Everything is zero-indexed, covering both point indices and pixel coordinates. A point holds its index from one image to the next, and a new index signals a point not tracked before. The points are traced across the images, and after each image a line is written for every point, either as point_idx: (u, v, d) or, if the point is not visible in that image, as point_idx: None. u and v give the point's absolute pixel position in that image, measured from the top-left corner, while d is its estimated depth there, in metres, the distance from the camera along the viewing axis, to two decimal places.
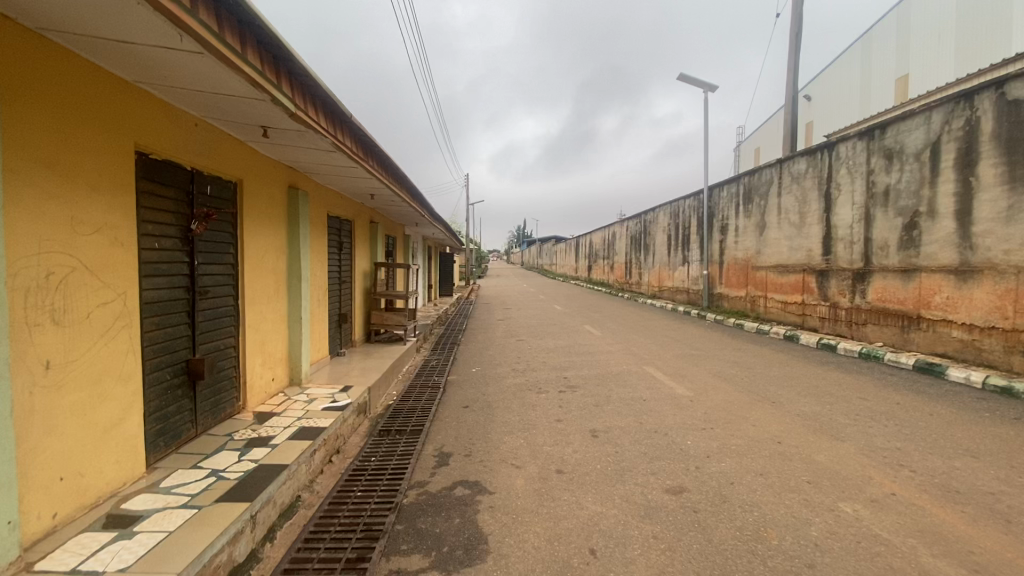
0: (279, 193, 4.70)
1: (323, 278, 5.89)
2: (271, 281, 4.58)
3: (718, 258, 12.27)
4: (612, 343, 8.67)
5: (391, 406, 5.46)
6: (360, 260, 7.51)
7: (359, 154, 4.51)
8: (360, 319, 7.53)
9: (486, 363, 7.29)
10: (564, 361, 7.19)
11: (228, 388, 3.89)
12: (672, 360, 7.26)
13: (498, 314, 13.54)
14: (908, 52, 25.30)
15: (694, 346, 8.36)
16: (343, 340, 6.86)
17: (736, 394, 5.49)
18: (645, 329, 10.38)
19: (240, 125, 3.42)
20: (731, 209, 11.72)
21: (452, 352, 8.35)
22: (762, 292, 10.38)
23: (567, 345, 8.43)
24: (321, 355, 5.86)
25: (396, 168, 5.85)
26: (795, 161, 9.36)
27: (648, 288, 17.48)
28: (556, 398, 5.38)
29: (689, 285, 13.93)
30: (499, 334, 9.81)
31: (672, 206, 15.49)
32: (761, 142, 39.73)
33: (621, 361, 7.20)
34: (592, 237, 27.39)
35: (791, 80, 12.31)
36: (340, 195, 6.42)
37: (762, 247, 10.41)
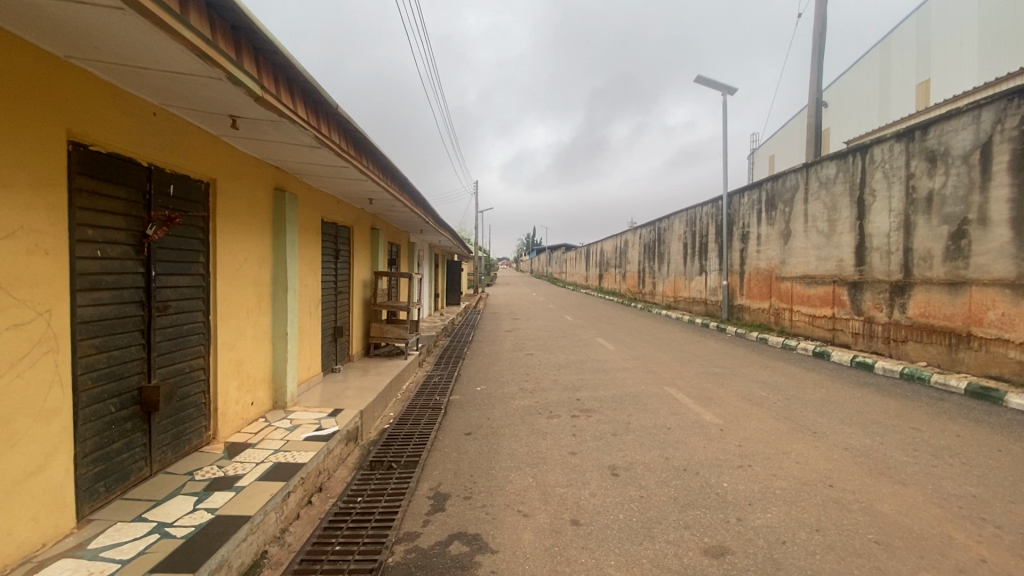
0: (264, 195, 4.25)
1: (316, 288, 5.42)
2: (252, 293, 4.10)
3: (739, 268, 11.67)
4: (627, 359, 8.11)
5: (387, 431, 4.93)
6: (360, 269, 7.04)
7: (350, 152, 4.02)
8: (359, 332, 7.05)
9: (493, 381, 6.76)
10: (577, 379, 6.63)
11: (195, 417, 3.41)
12: (695, 379, 6.69)
13: (508, 325, 13.02)
14: (929, 57, 24.55)
15: (716, 363, 7.77)
16: (341, 355, 6.38)
17: (771, 422, 4.90)
18: (662, 343, 9.80)
19: (206, 115, 2.96)
20: (753, 217, 11.13)
21: (456, 368, 7.82)
22: (787, 305, 9.76)
23: (580, 361, 7.87)
24: (312, 373, 5.38)
25: (394, 169, 5.36)
26: (823, 166, 8.77)
27: (662, 298, 16.87)
28: (569, 424, 4.83)
29: (706, 296, 13.32)
30: (507, 348, 9.28)
31: (689, 213, 14.91)
32: (777, 149, 38.97)
33: (639, 380, 6.64)
34: (604, 246, 26.79)
35: (815, 81, 11.71)
36: (336, 199, 5.97)
37: (788, 257, 9.80)
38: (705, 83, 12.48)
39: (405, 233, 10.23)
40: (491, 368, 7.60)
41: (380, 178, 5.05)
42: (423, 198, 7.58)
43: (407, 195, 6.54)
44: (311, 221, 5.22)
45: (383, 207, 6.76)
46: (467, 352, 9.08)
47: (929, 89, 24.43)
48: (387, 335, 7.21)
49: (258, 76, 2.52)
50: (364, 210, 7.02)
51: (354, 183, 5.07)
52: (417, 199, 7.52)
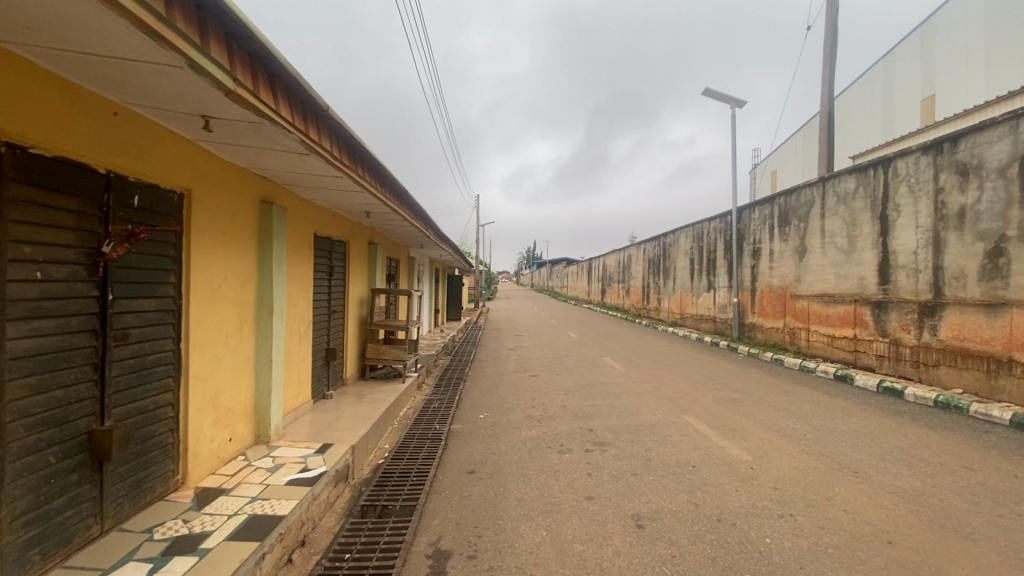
0: (249, 207, 3.85)
1: (307, 308, 5.01)
2: (234, 316, 3.69)
3: (750, 285, 11.27)
4: (638, 382, 7.66)
5: (382, 467, 4.48)
6: (356, 286, 6.63)
7: (344, 160, 3.64)
8: (354, 354, 6.62)
9: (497, 406, 6.31)
10: (587, 406, 6.19)
11: (160, 460, 2.98)
12: (713, 406, 6.23)
13: (510, 342, 12.58)
14: (933, 72, 24.42)
15: (733, 387, 7.32)
16: (333, 379, 5.94)
17: (804, 458, 4.45)
18: (672, 364, 9.37)
19: (176, 116, 2.57)
20: (764, 232, 10.76)
21: (457, 390, 7.38)
22: (804, 324, 9.33)
23: (589, 385, 7.42)
24: (301, 401, 4.94)
25: (393, 180, 4.97)
26: (841, 179, 8.39)
27: (668, 315, 16.44)
28: (583, 460, 4.38)
29: (715, 313, 12.91)
30: (510, 368, 8.83)
31: (695, 228, 14.54)
32: (779, 164, 38.83)
33: (653, 407, 6.18)
34: (606, 260, 26.41)
35: (827, 93, 11.39)
36: (331, 212, 5.58)
37: (803, 274, 9.39)
38: (713, 95, 12.17)
39: (404, 248, 9.83)
40: (494, 391, 7.15)
41: (377, 190, 4.66)
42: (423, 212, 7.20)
43: (406, 208, 6.15)
44: (302, 236, 4.82)
45: (382, 220, 6.37)
46: (468, 373, 8.63)
47: (933, 104, 24.27)
48: (384, 357, 6.77)
49: (230, 67, 2.12)
50: (360, 223, 6.63)
51: (349, 196, 4.68)
52: (418, 213, 7.13)
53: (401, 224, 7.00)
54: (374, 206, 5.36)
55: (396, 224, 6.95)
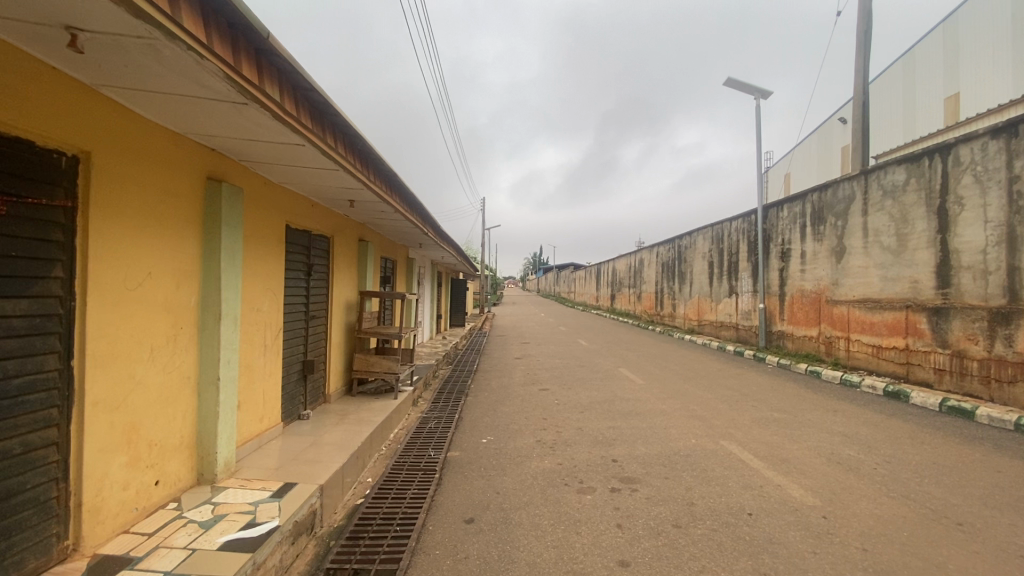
0: (189, 185, 3.02)
1: (275, 312, 4.18)
2: (164, 325, 2.86)
3: (778, 289, 10.37)
4: (662, 398, 6.77)
5: (361, 509, 3.63)
6: (342, 288, 5.80)
7: (306, 120, 2.80)
8: (338, 366, 5.78)
9: (503, 427, 5.45)
10: (606, 429, 5.31)
11: (35, 523, 2.16)
12: (754, 430, 5.34)
13: (517, 350, 11.73)
14: (958, 69, 23.44)
15: (772, 406, 6.42)
16: (312, 396, 5.09)
17: (884, 504, 3.56)
18: (696, 376, 8.49)
19: (32, 31, 1.77)
20: (795, 231, 9.86)
21: (457, 407, 6.53)
22: (843, 333, 8.41)
23: (606, 401, 6.54)
24: (266, 424, 4.10)
25: (378, 160, 4.14)
26: (888, 171, 7.49)
27: (684, 322, 15.53)
28: (609, 504, 3.52)
29: (737, 320, 12.01)
30: (517, 381, 7.97)
31: (714, 229, 13.66)
32: (792, 166, 37.83)
33: (684, 431, 5.30)
34: (616, 265, 25.51)
35: (861, 82, 10.49)
36: (308, 200, 4.75)
37: (841, 277, 8.48)
38: (735, 85, 11.25)
39: (402, 247, 9.02)
40: (499, 408, 6.30)
41: (358, 169, 3.83)
42: (420, 204, 6.36)
43: (398, 199, 5.32)
44: (268, 225, 3.98)
45: (371, 213, 5.55)
46: (470, 385, 7.78)
47: (958, 102, 23.25)
48: (373, 369, 5.91)
49: None
50: (347, 217, 5.81)
51: (321, 176, 3.86)
52: (413, 205, 6.28)
53: (393, 218, 6.18)
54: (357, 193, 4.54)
55: (388, 218, 6.13)
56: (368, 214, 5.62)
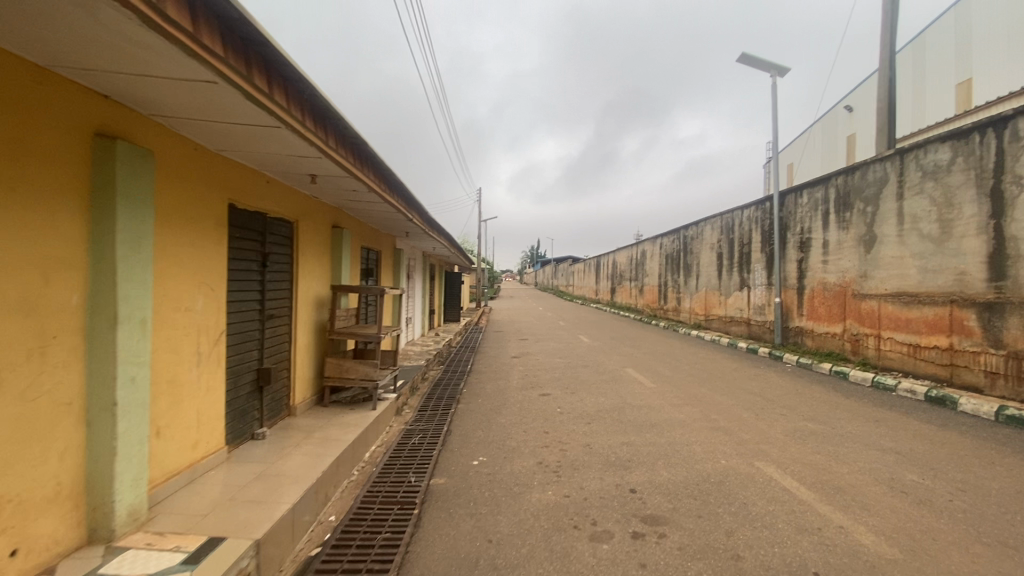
0: (63, 139, 2.21)
1: (214, 313, 3.39)
2: (24, 335, 2.06)
3: (796, 283, 9.60)
4: (678, 406, 5.99)
5: (315, 563, 2.82)
6: (310, 282, 5.00)
7: (210, 41, 1.98)
8: (306, 372, 4.97)
9: (498, 443, 4.67)
10: (619, 447, 4.52)
11: None
12: (791, 447, 4.56)
13: (515, 348, 10.95)
14: (970, 52, 22.53)
15: (803, 415, 5.66)
16: (270, 410, 4.29)
17: (983, 557, 2.79)
18: (711, 378, 7.73)
19: None
20: (816, 219, 9.07)
21: (446, 416, 5.73)
22: (873, 331, 7.62)
23: (615, 410, 5.76)
24: (203, 452, 3.30)
25: (341, 122, 3.32)
26: (929, 150, 6.71)
27: (690, 317, 14.76)
28: (632, 558, 2.74)
29: (750, 315, 11.25)
30: (514, 384, 7.18)
31: (724, 218, 12.85)
32: (796, 157, 37.02)
33: (710, 449, 4.52)
34: (617, 257, 24.71)
35: (887, 57, 9.64)
36: (260, 174, 3.93)
37: (871, 269, 7.70)
38: (749, 62, 10.37)
39: (387, 237, 8.19)
40: (494, 419, 5.51)
41: (312, 130, 3.01)
42: (404, 187, 5.56)
43: (374, 179, 4.51)
44: (200, 203, 3.18)
45: (342, 194, 4.73)
46: (461, 390, 6.99)
47: (970, 87, 22.35)
48: (347, 376, 5.10)
49: None
50: (317, 199, 5.01)
51: (264, 139, 3.05)
52: (395, 188, 5.48)
53: (372, 202, 5.38)
54: (317, 167, 3.73)
55: (365, 202, 5.33)
56: (340, 195, 4.81)
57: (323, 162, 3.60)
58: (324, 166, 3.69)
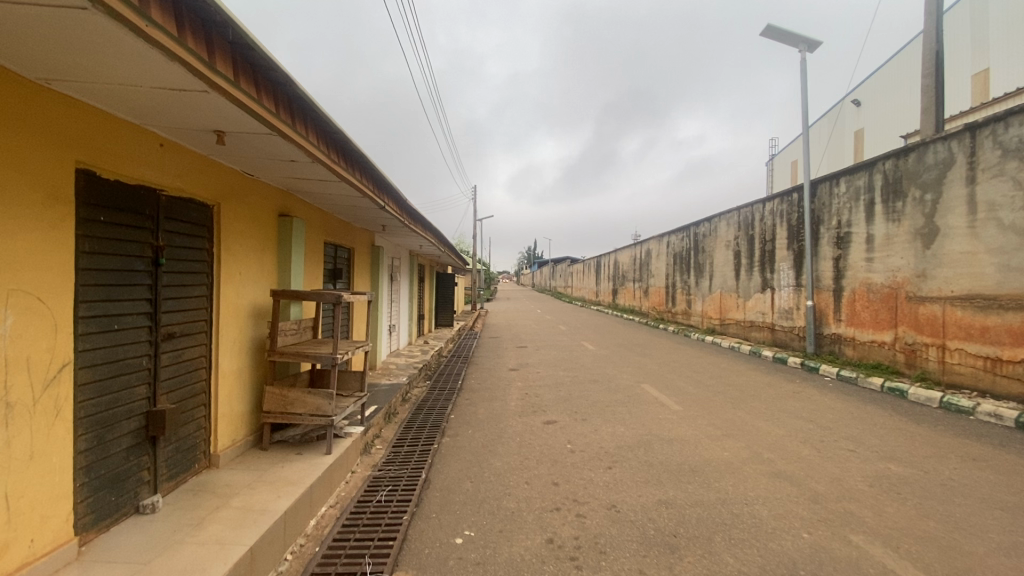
0: None
1: (44, 334, 2.18)
2: None
3: (832, 284, 8.42)
4: (719, 439, 4.78)
5: None
6: (239, 286, 3.78)
7: None
8: (235, 407, 3.75)
9: (490, 504, 3.45)
10: (655, 511, 3.31)
11: None
12: (888, 509, 3.35)
13: (512, 359, 9.72)
14: (987, 42, 21.43)
15: (879, 452, 4.46)
16: (168, 465, 3.07)
17: None
18: (744, 398, 6.53)
19: None
20: (857, 211, 7.90)
21: (425, 457, 4.50)
22: (936, 340, 6.44)
23: (640, 448, 4.54)
24: (20, 558, 2.09)
25: (235, 31, 2.11)
26: (1012, 124, 5.56)
27: (702, 321, 13.57)
28: None
29: (774, 320, 10.05)
30: (511, 407, 5.97)
31: (741, 213, 11.68)
32: (799, 154, 35.95)
33: (781, 512, 3.31)
34: (619, 258, 23.50)
35: (934, 28, 8.47)
36: (141, 130, 2.74)
37: (931, 267, 6.53)
38: (775, 35, 9.12)
39: (361, 233, 6.96)
40: (487, 461, 4.28)
41: (161, 24, 1.79)
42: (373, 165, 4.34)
43: (320, 143, 3.28)
44: (2, 160, 1.98)
45: (278, 167, 3.52)
46: (447, 415, 5.76)
47: (988, 77, 21.20)
48: (293, 410, 3.88)
49: None
50: (248, 175, 3.79)
51: (89, 45, 1.85)
52: (360, 165, 4.26)
53: (328, 182, 4.15)
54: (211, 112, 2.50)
55: (318, 181, 4.10)
56: (276, 169, 3.60)
57: (219, 104, 2.37)
58: (220, 110, 2.46)
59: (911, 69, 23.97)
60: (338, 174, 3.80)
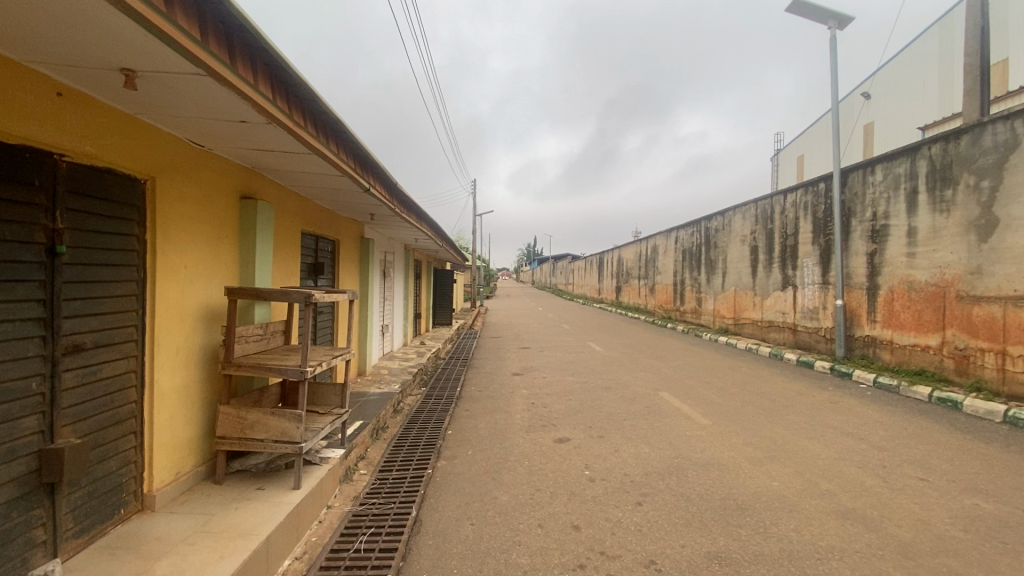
0: None
1: None
2: None
3: (865, 281, 7.70)
4: (762, 465, 4.06)
5: None
6: (186, 283, 3.05)
7: None
8: (181, 432, 3.02)
9: (495, 559, 2.73)
10: (707, 570, 2.60)
11: None
12: (1000, 568, 2.64)
13: (516, 362, 9.00)
14: (1005, 32, 20.61)
15: (957, 483, 3.74)
16: (77, 517, 2.37)
17: None
18: (777, 409, 5.81)
19: None
20: (896, 201, 7.16)
21: (417, 486, 3.77)
22: (994, 346, 5.73)
23: (672, 476, 3.81)
24: None
25: None
26: None
27: (714, 320, 12.87)
28: None
29: (797, 321, 9.34)
30: (516, 421, 5.25)
31: (758, 206, 10.95)
32: (805, 149, 35.19)
33: (867, 572, 2.59)
34: (623, 255, 22.79)
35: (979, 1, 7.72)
36: (25, 68, 2.03)
37: (989, 263, 5.81)
38: (801, 10, 8.37)
39: (348, 224, 6.22)
40: (490, 494, 3.55)
41: None
42: (354, 136, 3.59)
43: (273, 95, 2.52)
44: None
45: (226, 131, 2.77)
46: (444, 431, 5.03)
47: (1005, 69, 20.42)
48: (250, 435, 3.16)
49: None
50: (197, 145, 3.07)
51: None
52: (337, 135, 3.50)
53: (297, 156, 3.40)
54: (100, 29, 1.79)
55: (285, 154, 3.36)
56: (226, 135, 2.86)
57: (100, 9, 1.63)
58: (116, 26, 1.75)
59: (924, 61, 23.23)
60: (305, 142, 3.05)
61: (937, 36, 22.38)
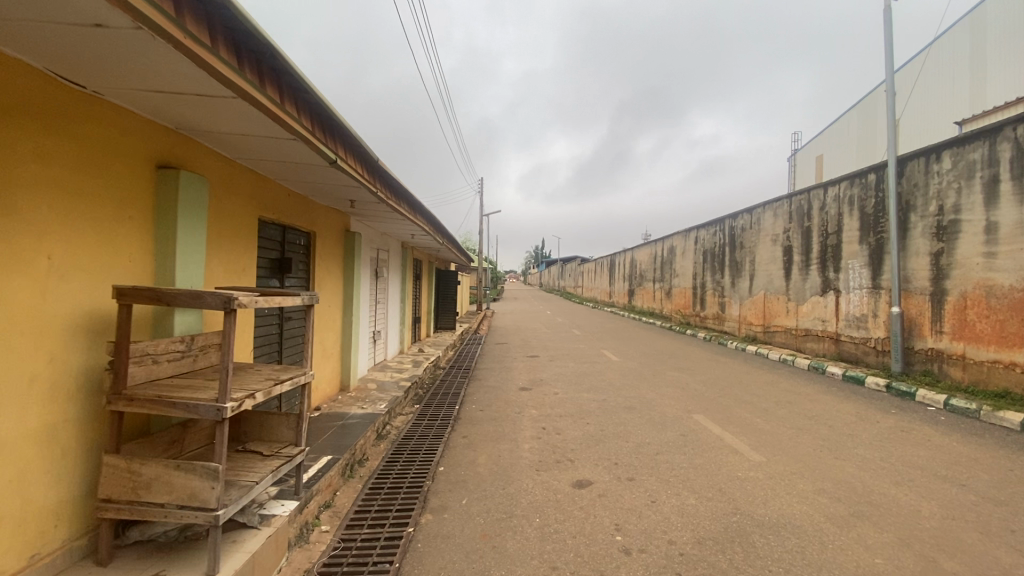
0: None
1: None
2: None
3: (930, 285, 6.66)
4: (852, 529, 3.06)
5: None
6: (53, 285, 2.13)
7: None
8: (40, 495, 2.11)
9: None
10: None
11: None
12: None
13: (524, 374, 8.02)
14: None
15: None
16: None
17: None
18: (840, 440, 4.80)
19: None
20: (970, 191, 6.12)
21: (390, 556, 2.78)
22: None
23: (734, 546, 2.83)
24: None
25: None
26: None
27: (740, 327, 11.82)
28: None
29: (841, 330, 8.30)
30: (525, 454, 4.28)
31: (793, 203, 9.92)
32: (823, 149, 33.98)
33: None
34: (636, 257, 21.79)
35: None
36: None
37: None
38: None
39: (328, 214, 5.27)
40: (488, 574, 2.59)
41: None
42: (304, 80, 2.59)
43: None
44: None
45: (80, 41, 1.85)
46: (435, 466, 4.06)
47: None
48: (146, 498, 2.24)
49: None
50: (67, 81, 2.18)
51: None
52: (277, 74, 2.49)
53: (218, 103, 2.42)
54: None
55: (199, 99, 2.38)
56: (90, 53, 1.95)
57: None
58: None
59: (953, 53, 22.03)
60: (208, 68, 2.04)
61: (967, 27, 21.18)
